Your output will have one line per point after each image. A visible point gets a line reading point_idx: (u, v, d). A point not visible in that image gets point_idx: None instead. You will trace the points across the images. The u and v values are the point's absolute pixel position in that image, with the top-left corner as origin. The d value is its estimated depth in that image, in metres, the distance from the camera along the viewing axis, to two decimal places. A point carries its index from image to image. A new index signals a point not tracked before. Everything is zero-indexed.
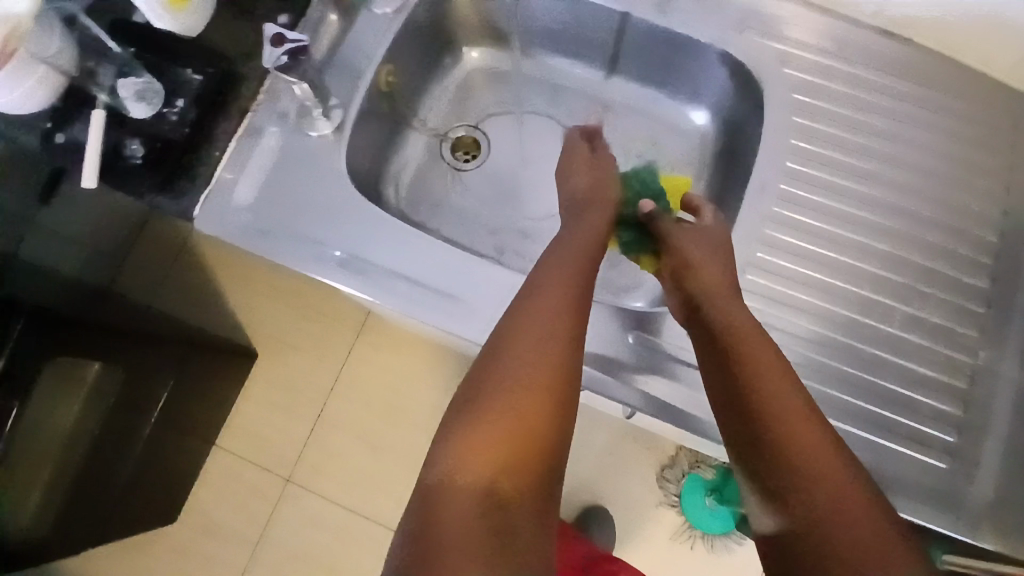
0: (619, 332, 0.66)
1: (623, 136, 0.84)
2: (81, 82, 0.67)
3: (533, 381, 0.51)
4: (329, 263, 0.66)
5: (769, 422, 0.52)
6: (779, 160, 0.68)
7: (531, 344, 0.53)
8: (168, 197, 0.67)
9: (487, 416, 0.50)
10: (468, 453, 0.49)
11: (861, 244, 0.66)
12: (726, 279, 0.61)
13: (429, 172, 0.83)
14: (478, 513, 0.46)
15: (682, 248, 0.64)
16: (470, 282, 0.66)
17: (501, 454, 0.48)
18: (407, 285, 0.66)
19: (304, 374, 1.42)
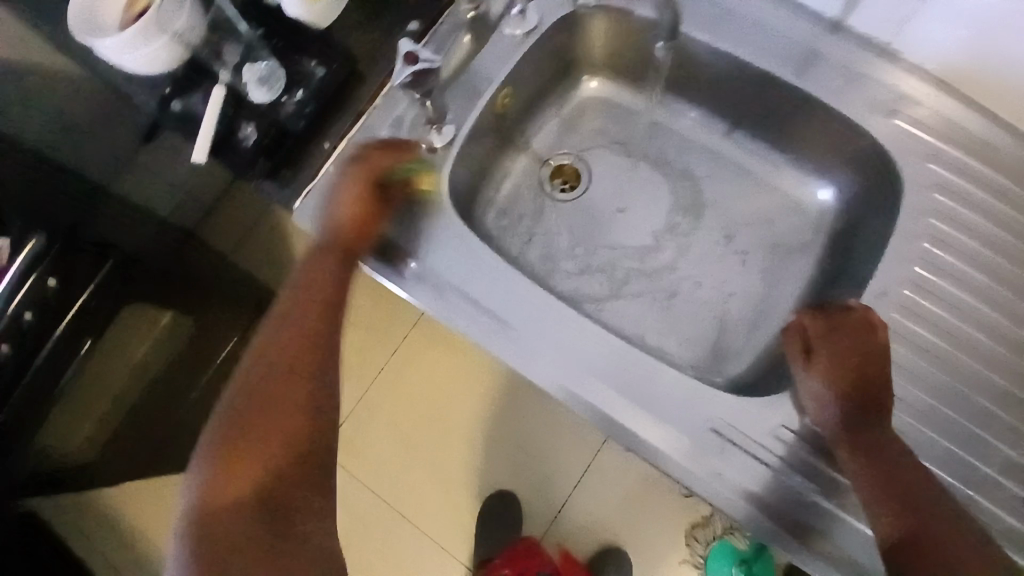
0: None
1: (736, 196, 0.77)
2: (207, 56, 0.68)
3: (301, 385, 0.57)
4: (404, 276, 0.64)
5: (929, 516, 0.50)
6: (906, 264, 0.63)
7: (297, 344, 0.57)
8: (274, 183, 0.68)
9: (256, 414, 0.56)
10: (227, 459, 0.54)
11: (976, 372, 0.61)
12: (856, 381, 0.55)
13: (523, 196, 0.79)
14: (252, 517, 0.53)
15: (816, 335, 0.57)
16: (537, 328, 0.62)
17: (271, 445, 0.55)
18: (481, 314, 0.62)
19: (353, 352, 1.44)
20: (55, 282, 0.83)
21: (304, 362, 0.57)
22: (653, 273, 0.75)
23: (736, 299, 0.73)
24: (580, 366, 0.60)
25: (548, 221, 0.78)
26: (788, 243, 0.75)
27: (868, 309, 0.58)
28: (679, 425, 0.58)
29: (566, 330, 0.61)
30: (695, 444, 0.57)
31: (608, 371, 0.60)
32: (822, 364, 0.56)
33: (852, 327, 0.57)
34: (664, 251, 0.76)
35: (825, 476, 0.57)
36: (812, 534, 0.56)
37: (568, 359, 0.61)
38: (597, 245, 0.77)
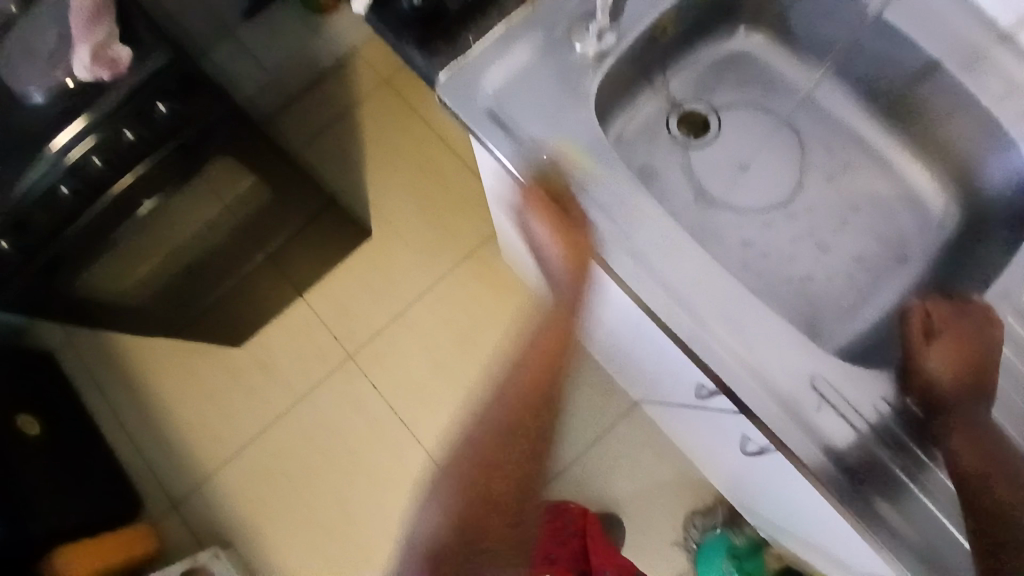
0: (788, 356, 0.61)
1: (860, 179, 0.77)
2: None
3: (520, 406, 0.72)
4: (530, 162, 0.64)
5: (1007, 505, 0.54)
6: None
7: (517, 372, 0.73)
8: (424, 56, 0.67)
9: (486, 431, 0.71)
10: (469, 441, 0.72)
11: None
12: (968, 374, 0.59)
13: (651, 131, 0.79)
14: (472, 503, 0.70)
15: (946, 324, 0.62)
16: (658, 247, 0.63)
17: (503, 459, 0.71)
18: (601, 221, 0.64)
19: (410, 266, 1.46)
20: (163, 109, 0.87)
21: (516, 393, 0.73)
22: (764, 230, 0.75)
23: (839, 273, 0.73)
24: (685, 288, 0.62)
25: (669, 160, 0.78)
26: (903, 241, 0.74)
27: (988, 307, 0.63)
28: (772, 368, 0.59)
29: (681, 256, 0.63)
30: (785, 388, 0.59)
31: (715, 302, 0.61)
32: (938, 349, 0.60)
33: (972, 320, 0.62)
34: (775, 216, 0.76)
35: (904, 449, 0.58)
36: (880, 502, 0.56)
37: (674, 280, 0.62)
38: (711, 192, 0.77)
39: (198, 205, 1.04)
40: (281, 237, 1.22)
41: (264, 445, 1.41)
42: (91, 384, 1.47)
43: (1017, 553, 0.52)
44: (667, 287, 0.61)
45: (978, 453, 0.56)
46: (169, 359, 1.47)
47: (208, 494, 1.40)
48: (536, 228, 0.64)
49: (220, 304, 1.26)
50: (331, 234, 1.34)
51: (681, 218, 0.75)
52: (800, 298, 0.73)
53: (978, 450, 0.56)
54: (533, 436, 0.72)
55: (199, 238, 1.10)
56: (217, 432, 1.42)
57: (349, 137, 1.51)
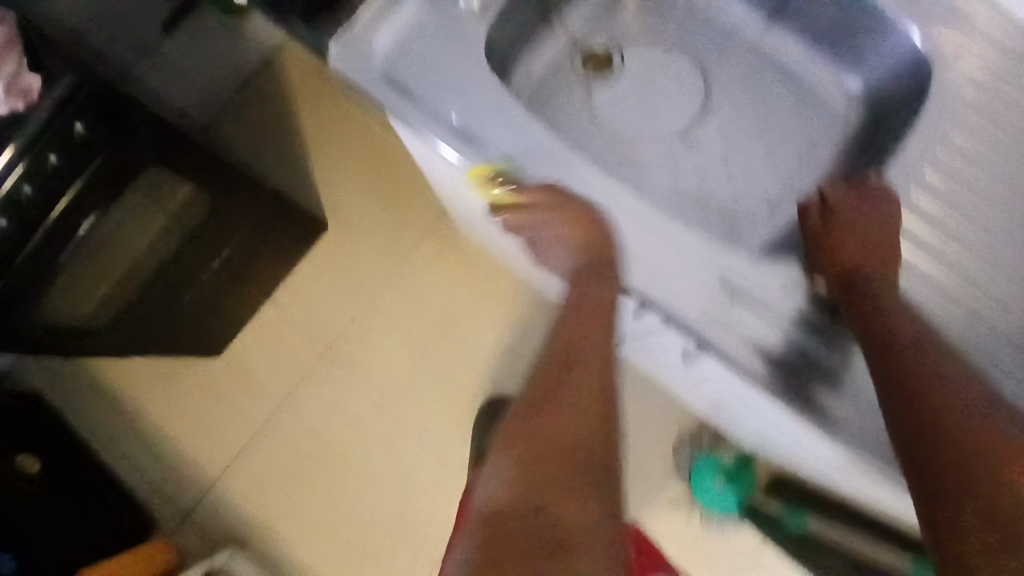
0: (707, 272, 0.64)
1: (766, 85, 0.79)
2: None
3: (559, 419, 0.69)
4: (444, 128, 0.66)
5: (922, 388, 0.56)
6: (932, 149, 0.66)
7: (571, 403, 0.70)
8: (310, 28, 0.69)
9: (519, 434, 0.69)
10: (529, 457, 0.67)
11: (989, 251, 0.65)
12: (870, 254, 0.63)
13: (557, 73, 0.80)
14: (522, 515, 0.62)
15: (846, 214, 0.65)
16: (576, 189, 0.66)
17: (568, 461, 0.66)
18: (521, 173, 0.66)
19: (373, 252, 1.47)
20: (79, 128, 0.88)
21: (565, 396, 0.71)
22: (679, 150, 0.77)
23: (756, 180, 0.76)
24: (600, 221, 0.64)
25: (579, 98, 0.79)
26: (812, 137, 0.77)
27: (891, 194, 0.65)
28: (693, 284, 0.64)
29: (593, 195, 0.65)
30: (703, 299, 0.63)
31: (629, 230, 0.65)
32: (840, 241, 0.64)
33: (869, 206, 0.65)
34: (687, 140, 0.77)
35: (822, 331, 0.63)
36: (820, 391, 0.61)
37: (587, 216, 0.64)
38: (623, 125, 0.78)
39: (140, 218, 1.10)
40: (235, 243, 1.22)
41: (260, 446, 1.44)
42: (80, 413, 1.48)
43: (934, 435, 0.54)
44: (587, 227, 0.64)
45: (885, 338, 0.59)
46: (153, 375, 1.48)
47: (216, 498, 1.43)
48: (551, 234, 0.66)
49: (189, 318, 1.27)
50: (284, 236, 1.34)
51: (598, 154, 0.78)
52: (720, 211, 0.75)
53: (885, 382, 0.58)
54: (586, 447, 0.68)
55: (152, 253, 1.16)
56: (213, 442, 1.45)
57: (289, 132, 1.51)
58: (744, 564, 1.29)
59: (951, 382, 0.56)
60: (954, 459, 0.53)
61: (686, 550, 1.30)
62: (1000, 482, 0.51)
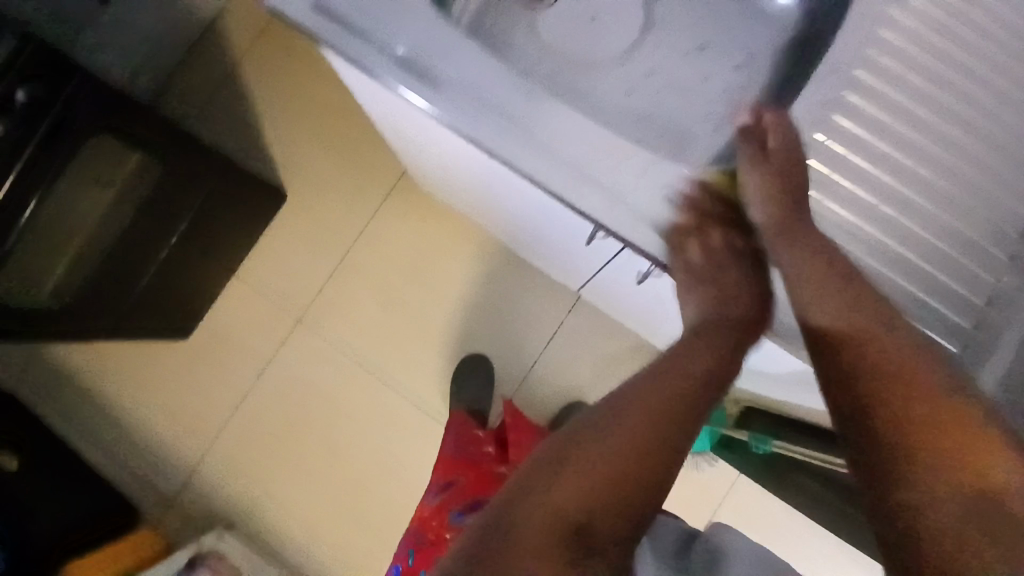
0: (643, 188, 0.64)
1: (702, 4, 0.80)
2: None
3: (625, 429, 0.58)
4: (389, 58, 0.66)
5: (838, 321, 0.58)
6: (860, 46, 0.66)
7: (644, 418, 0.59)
8: None
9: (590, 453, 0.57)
10: (592, 465, 0.56)
11: (923, 147, 0.65)
12: (786, 182, 0.61)
13: (497, 5, 0.81)
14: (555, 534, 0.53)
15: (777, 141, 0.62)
16: (523, 109, 0.65)
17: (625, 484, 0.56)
18: (466, 95, 0.65)
19: (335, 219, 1.46)
20: (22, 96, 0.88)
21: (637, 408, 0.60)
22: (621, 73, 0.78)
23: (697, 95, 0.77)
24: (544, 138, 0.65)
25: (521, 28, 0.81)
26: (749, 51, 0.78)
27: (811, 99, 0.66)
28: (640, 199, 0.65)
29: (540, 115, 0.65)
30: (651, 211, 0.65)
31: (574, 143, 0.65)
32: (764, 170, 0.61)
33: (793, 115, 0.66)
34: (627, 63, 0.79)
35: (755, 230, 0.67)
36: (745, 283, 0.69)
37: (532, 135, 0.65)
38: (562, 53, 0.79)
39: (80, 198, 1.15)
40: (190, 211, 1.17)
41: (239, 422, 1.43)
42: (49, 405, 1.45)
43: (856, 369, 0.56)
44: (536, 147, 0.65)
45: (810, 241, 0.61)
46: (121, 360, 1.46)
47: (197, 479, 1.43)
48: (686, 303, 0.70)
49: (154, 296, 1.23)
50: (241, 205, 1.32)
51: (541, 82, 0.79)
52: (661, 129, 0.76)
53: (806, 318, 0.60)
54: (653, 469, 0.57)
55: (102, 227, 1.17)
56: (188, 423, 1.44)
57: (240, 105, 1.48)
58: (720, 495, 1.34)
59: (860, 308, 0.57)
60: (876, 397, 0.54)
61: None
62: (893, 393, 0.53)
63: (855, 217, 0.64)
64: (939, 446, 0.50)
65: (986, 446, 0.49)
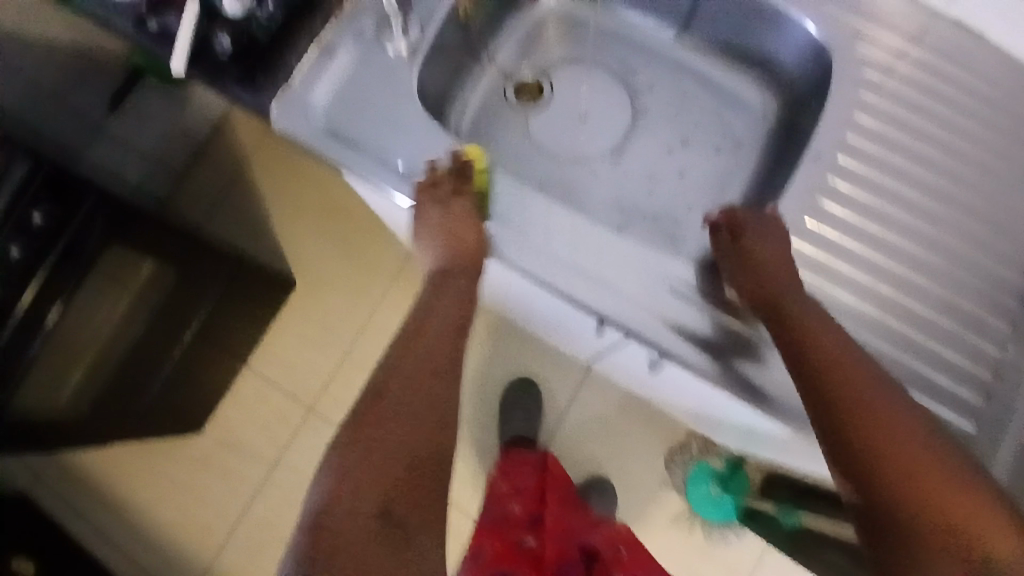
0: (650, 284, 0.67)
1: (689, 97, 0.84)
2: None
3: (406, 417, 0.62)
4: (394, 176, 0.69)
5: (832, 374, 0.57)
6: (840, 131, 0.69)
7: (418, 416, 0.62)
8: (250, 91, 0.70)
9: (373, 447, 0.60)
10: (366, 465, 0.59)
11: (911, 224, 0.67)
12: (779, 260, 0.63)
13: (490, 108, 0.85)
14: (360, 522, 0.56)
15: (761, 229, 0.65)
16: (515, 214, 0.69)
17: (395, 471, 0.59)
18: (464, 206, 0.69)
19: (344, 306, 1.49)
20: (39, 217, 0.93)
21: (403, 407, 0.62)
22: (613, 168, 0.81)
23: (689, 182, 0.80)
24: (539, 241, 0.68)
25: (516, 128, 0.84)
26: (735, 137, 0.81)
27: (800, 186, 0.67)
28: (644, 293, 0.67)
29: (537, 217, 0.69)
30: (651, 304, 0.66)
31: (569, 246, 0.68)
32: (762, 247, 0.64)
33: (784, 208, 0.66)
34: (618, 158, 0.82)
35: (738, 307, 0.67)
36: (746, 367, 0.64)
37: (529, 236, 0.69)
38: (557, 151, 0.83)
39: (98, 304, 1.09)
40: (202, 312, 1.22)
41: (252, 517, 1.41)
42: (63, 510, 1.44)
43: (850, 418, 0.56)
44: (534, 251, 0.67)
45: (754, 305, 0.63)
46: (133, 459, 1.45)
47: None
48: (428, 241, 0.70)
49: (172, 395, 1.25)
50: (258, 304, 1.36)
51: (538, 181, 0.82)
52: (656, 219, 0.79)
53: (805, 375, 0.59)
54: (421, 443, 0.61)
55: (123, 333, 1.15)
56: (202, 520, 1.42)
57: (248, 201, 1.53)
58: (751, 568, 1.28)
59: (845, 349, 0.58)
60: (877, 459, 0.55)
61: (692, 563, 1.30)
62: (891, 455, 0.54)
63: (855, 299, 0.65)
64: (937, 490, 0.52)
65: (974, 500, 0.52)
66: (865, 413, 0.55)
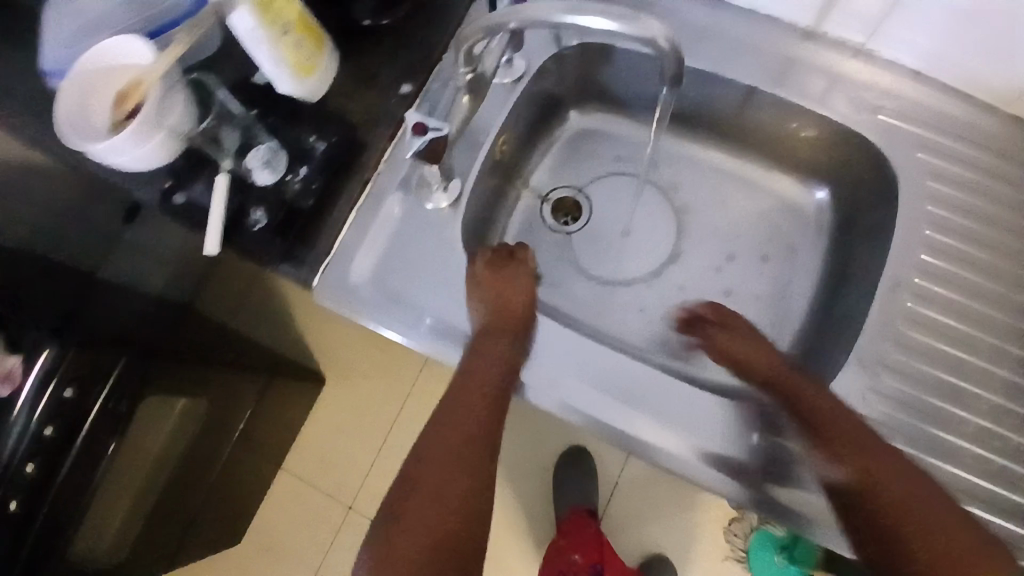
0: (682, 409, 0.63)
1: (734, 202, 0.81)
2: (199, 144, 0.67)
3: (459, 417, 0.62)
4: (434, 334, 0.67)
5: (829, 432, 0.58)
6: (912, 252, 0.65)
7: (455, 412, 0.62)
8: (292, 265, 0.67)
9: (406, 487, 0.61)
10: (438, 459, 0.61)
11: (996, 346, 0.63)
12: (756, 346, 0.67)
13: (529, 231, 0.82)
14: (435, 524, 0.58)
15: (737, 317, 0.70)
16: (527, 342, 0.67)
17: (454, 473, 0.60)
18: None
19: (374, 397, 1.43)
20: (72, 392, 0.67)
21: (455, 413, 0.62)
22: (659, 285, 0.79)
23: (743, 293, 0.77)
24: (620, 392, 0.64)
25: (559, 250, 0.81)
26: (788, 242, 0.78)
27: (875, 315, 0.64)
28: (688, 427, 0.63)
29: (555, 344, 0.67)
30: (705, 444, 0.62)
31: (651, 400, 0.64)
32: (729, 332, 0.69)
33: (863, 341, 0.63)
34: (663, 275, 0.79)
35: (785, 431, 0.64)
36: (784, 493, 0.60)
37: (603, 386, 0.65)
38: (603, 269, 0.80)
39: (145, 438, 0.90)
40: (243, 418, 1.17)
41: None
42: None
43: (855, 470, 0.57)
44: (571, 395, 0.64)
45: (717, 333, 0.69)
46: None
47: None
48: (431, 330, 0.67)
49: (204, 512, 1.14)
50: (287, 401, 1.30)
51: (584, 304, 0.79)
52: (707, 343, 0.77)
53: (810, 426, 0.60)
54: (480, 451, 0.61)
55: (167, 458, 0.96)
56: None
57: None
58: None
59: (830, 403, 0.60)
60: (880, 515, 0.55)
61: None
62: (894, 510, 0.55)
63: (951, 434, 0.61)
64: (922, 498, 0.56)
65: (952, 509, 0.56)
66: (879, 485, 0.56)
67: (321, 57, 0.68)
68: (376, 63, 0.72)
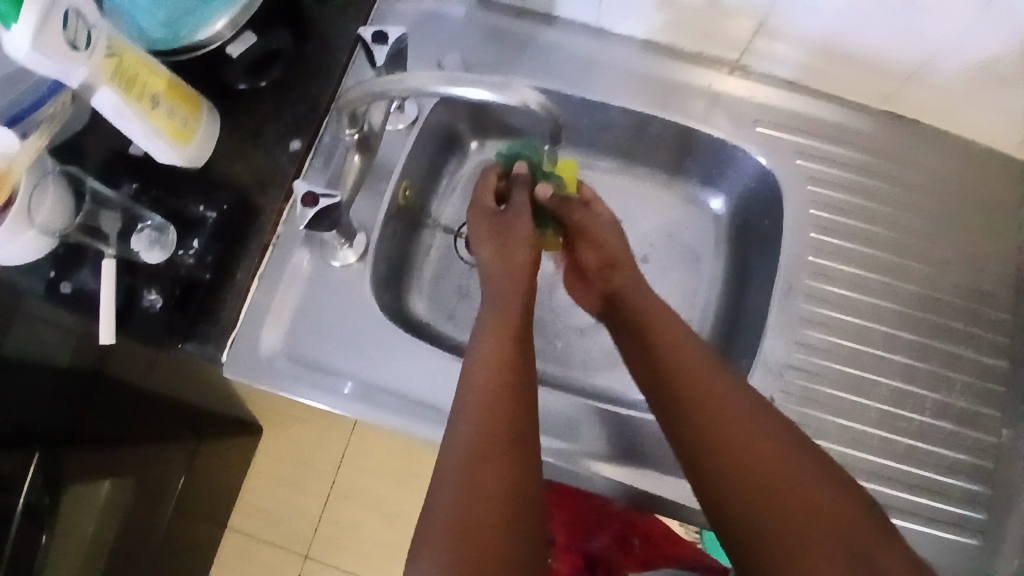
0: (561, 422, 0.69)
1: (641, 216, 0.83)
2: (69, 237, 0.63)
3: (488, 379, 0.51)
4: (353, 396, 0.65)
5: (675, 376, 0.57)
6: (802, 255, 0.70)
7: (490, 367, 0.52)
8: (196, 343, 0.64)
9: (451, 489, 0.46)
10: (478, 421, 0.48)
11: (887, 333, 0.68)
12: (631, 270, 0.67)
13: (443, 269, 0.81)
14: (504, 496, 0.45)
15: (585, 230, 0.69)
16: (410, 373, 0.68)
17: (496, 432, 0.48)
18: (427, 409, 0.65)
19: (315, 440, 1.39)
20: None
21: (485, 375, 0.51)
22: None
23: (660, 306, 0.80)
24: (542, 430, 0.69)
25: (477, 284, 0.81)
26: (694, 249, 0.82)
27: (776, 317, 0.68)
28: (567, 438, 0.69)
29: (445, 373, 0.67)
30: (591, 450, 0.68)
31: (565, 430, 0.69)
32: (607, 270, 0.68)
33: (766, 343, 0.67)
34: None
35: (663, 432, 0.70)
36: (648, 476, 0.67)
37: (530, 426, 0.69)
38: None
39: (74, 525, 0.84)
40: (177, 483, 1.05)
41: None
42: None
43: (691, 410, 0.54)
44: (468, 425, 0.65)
45: (615, 312, 0.66)
46: None
47: None
48: (347, 391, 0.65)
49: None
50: (225, 462, 1.22)
51: None
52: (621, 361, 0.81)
53: (647, 364, 0.59)
54: (524, 413, 0.50)
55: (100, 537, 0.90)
56: None
57: None
58: None
59: (696, 352, 0.58)
60: (730, 468, 0.50)
61: None
62: (749, 460, 0.50)
63: (858, 420, 0.65)
64: (803, 484, 0.48)
65: (855, 510, 0.47)
66: (725, 430, 0.52)
67: (197, 124, 0.65)
68: (260, 124, 0.71)
